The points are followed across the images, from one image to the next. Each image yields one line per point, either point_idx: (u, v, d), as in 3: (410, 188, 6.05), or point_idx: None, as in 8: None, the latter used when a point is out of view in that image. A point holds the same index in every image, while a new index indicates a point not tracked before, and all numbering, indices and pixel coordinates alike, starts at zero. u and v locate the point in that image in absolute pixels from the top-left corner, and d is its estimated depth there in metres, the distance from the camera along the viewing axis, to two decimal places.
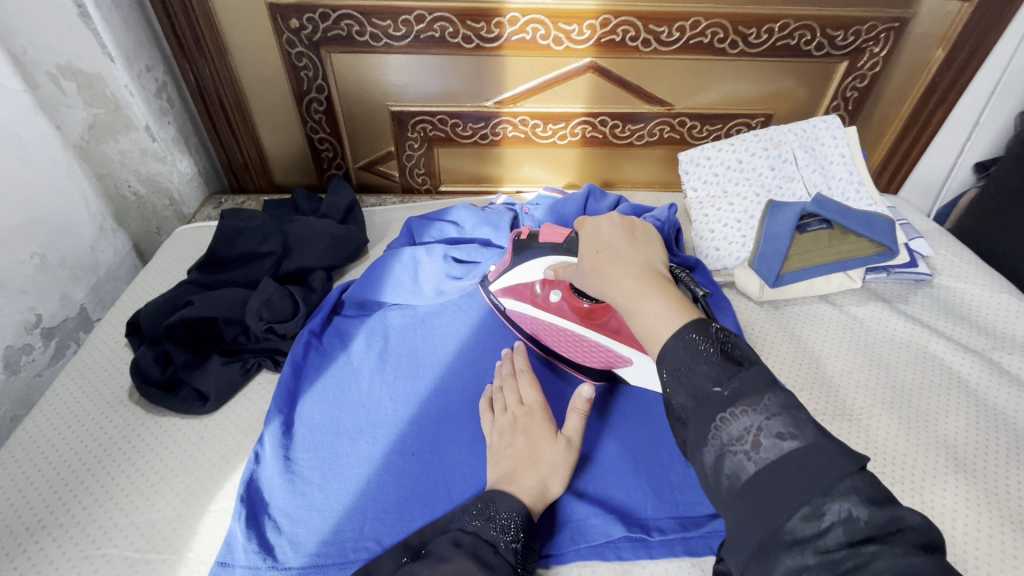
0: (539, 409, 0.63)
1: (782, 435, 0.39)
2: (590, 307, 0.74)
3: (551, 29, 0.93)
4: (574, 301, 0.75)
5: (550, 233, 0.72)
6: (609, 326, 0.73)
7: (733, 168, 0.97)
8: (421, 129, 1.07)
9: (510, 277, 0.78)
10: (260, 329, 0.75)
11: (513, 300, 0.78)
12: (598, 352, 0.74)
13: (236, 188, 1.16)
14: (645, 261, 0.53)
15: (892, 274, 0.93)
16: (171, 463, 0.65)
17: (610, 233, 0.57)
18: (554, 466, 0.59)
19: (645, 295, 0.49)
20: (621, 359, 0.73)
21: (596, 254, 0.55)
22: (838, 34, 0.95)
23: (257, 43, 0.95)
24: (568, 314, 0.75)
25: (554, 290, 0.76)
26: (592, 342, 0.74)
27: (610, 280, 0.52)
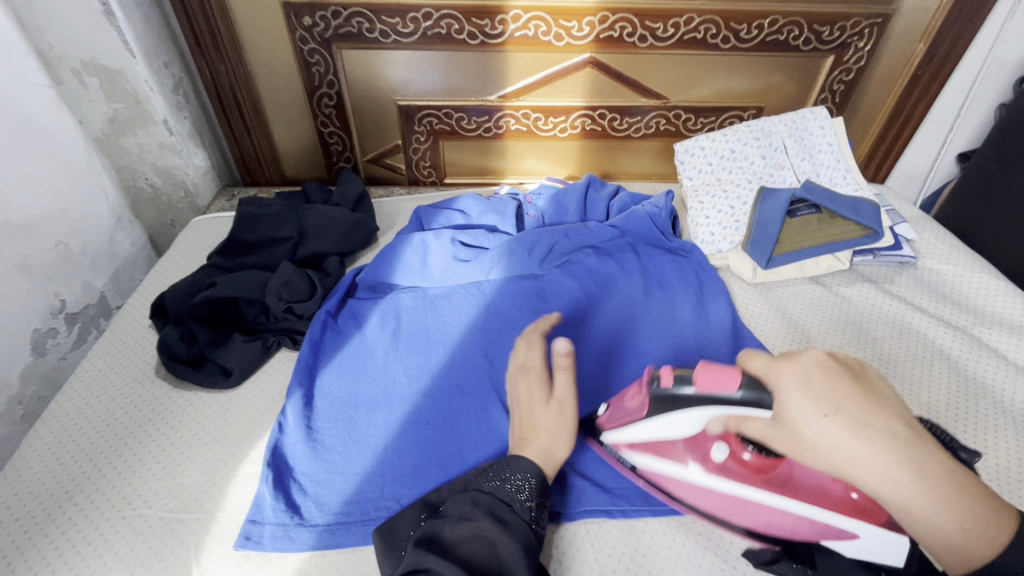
0: (534, 370, 0.62)
1: None
2: (760, 459, 0.55)
3: (552, 25, 0.97)
4: (738, 456, 0.57)
5: (711, 380, 0.56)
6: (795, 482, 0.54)
7: (726, 157, 1.02)
8: (427, 122, 1.11)
9: (637, 432, 0.63)
10: (280, 309, 0.79)
11: (645, 457, 0.63)
12: (789, 521, 0.55)
13: (247, 182, 1.20)
14: None
15: (878, 256, 0.97)
16: (199, 433, 0.69)
17: (818, 386, 0.41)
18: (550, 430, 0.58)
19: (893, 472, 0.47)
20: (836, 530, 0.52)
21: (831, 418, 0.39)
22: (825, 29, 1.00)
23: (270, 40, 0.99)
24: (733, 475, 0.57)
25: (716, 444, 0.58)
26: (772, 509, 0.55)
27: (845, 447, 0.38)
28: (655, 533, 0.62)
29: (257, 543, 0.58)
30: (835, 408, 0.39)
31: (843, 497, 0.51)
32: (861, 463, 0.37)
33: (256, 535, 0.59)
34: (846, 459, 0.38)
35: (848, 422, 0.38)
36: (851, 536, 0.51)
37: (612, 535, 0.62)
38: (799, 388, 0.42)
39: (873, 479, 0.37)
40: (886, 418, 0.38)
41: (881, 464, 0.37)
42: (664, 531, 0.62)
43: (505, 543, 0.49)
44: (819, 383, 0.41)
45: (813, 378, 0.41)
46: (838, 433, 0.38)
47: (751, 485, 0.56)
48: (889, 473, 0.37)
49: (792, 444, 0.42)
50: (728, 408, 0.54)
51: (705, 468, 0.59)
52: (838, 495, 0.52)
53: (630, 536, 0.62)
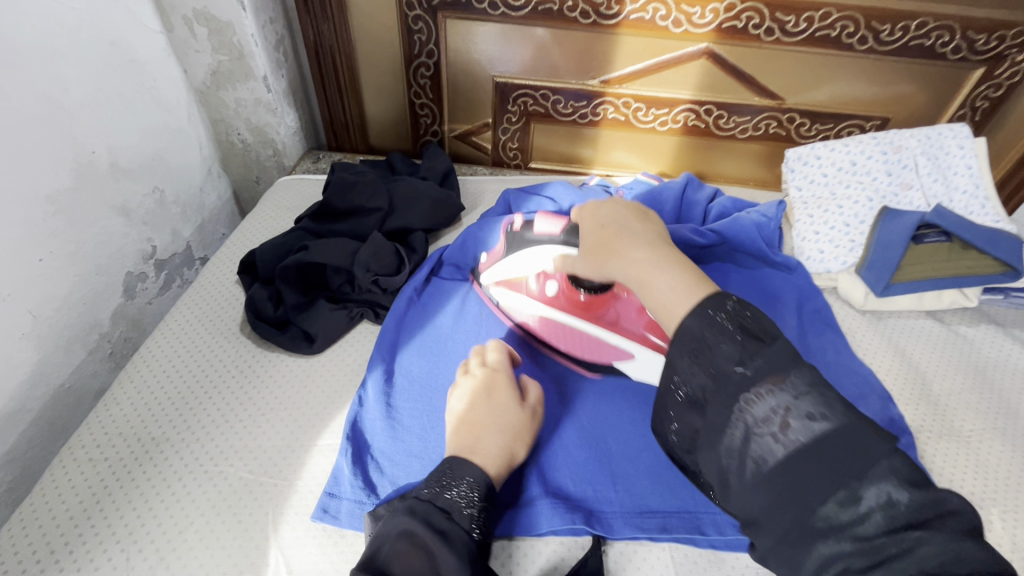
0: (504, 372, 0.62)
1: (813, 416, 0.38)
2: (586, 299, 0.73)
3: (672, 10, 0.91)
4: (573, 296, 0.74)
5: (547, 221, 0.71)
6: (615, 319, 0.74)
7: (846, 170, 0.93)
8: (522, 103, 1.06)
9: (500, 269, 0.78)
10: (367, 280, 0.77)
11: (503, 293, 0.78)
12: (594, 345, 0.73)
13: (333, 147, 1.19)
14: (649, 230, 0.55)
15: (1009, 297, 0.87)
16: (281, 396, 0.68)
17: (609, 211, 0.58)
18: (517, 432, 0.58)
19: (661, 271, 0.49)
20: (621, 352, 0.72)
21: (603, 230, 0.56)
22: (980, 37, 0.90)
23: (375, 2, 0.96)
24: (565, 307, 0.75)
25: (550, 282, 0.75)
26: (590, 334, 0.73)
27: (614, 249, 0.54)
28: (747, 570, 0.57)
29: (335, 518, 0.57)
30: (607, 222, 0.56)
31: (644, 335, 0.73)
32: (651, 270, 0.50)
33: (334, 509, 0.57)
34: (642, 273, 0.50)
35: (613, 231, 0.55)
36: (632, 356, 0.72)
37: (699, 565, 0.58)
38: (589, 216, 0.60)
39: (660, 284, 0.49)
40: (646, 228, 0.55)
41: (662, 273, 0.49)
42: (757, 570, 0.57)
43: (444, 554, 0.46)
44: (601, 209, 0.59)
45: (602, 208, 0.59)
46: (640, 252, 0.52)
47: (576, 313, 0.74)
48: (669, 282, 0.48)
49: (598, 245, 0.56)
50: (567, 248, 0.69)
51: (548, 303, 0.75)
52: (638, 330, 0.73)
53: (718, 570, 0.57)
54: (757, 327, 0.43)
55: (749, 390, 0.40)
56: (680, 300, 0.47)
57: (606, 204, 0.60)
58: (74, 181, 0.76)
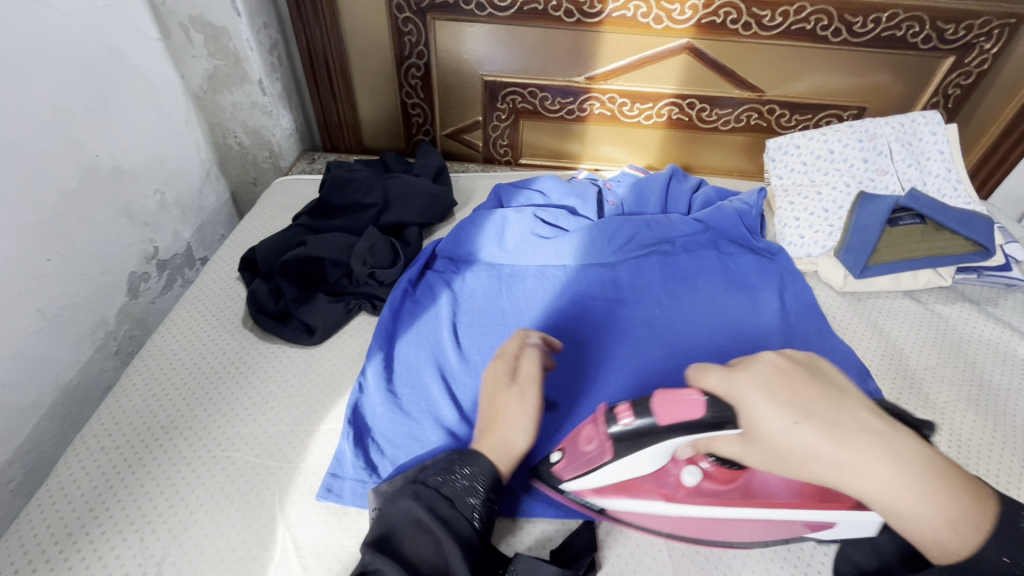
0: (500, 360, 0.61)
1: None
2: (715, 467, 0.55)
3: (653, 7, 0.94)
4: (700, 468, 0.56)
5: (674, 412, 0.48)
6: (753, 488, 0.55)
7: (824, 158, 0.96)
8: (511, 100, 1.10)
9: (598, 479, 0.55)
10: (364, 273, 0.80)
11: (620, 502, 0.57)
12: (766, 525, 0.56)
13: (328, 148, 1.22)
14: (868, 417, 0.43)
15: (982, 276, 0.90)
16: (284, 385, 0.71)
17: (786, 393, 0.44)
18: (512, 418, 0.57)
19: (875, 466, 0.41)
20: (821, 523, 0.53)
21: (789, 409, 0.43)
22: (949, 27, 0.93)
23: (366, 6, 0.99)
24: (710, 497, 0.55)
25: (684, 470, 0.56)
26: (752, 519, 0.55)
27: (823, 446, 0.42)
28: None
29: (338, 496, 0.59)
30: (808, 415, 0.42)
31: (800, 489, 0.53)
32: (896, 497, 0.41)
33: (337, 489, 0.60)
34: (897, 500, 0.41)
35: (822, 424, 0.42)
36: (833, 524, 0.52)
37: None
38: (761, 390, 0.44)
39: (911, 513, 0.41)
40: (857, 416, 0.43)
41: (906, 493, 0.41)
42: None
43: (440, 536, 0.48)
44: (782, 387, 0.44)
45: (773, 383, 0.45)
46: (832, 444, 0.42)
47: (723, 499, 0.55)
48: (929, 511, 0.41)
49: (794, 455, 0.43)
50: (708, 432, 0.48)
51: (681, 496, 0.56)
52: (783, 486, 0.54)
53: None
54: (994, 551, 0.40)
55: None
56: (955, 534, 0.41)
57: (759, 376, 0.45)
58: (79, 183, 0.78)
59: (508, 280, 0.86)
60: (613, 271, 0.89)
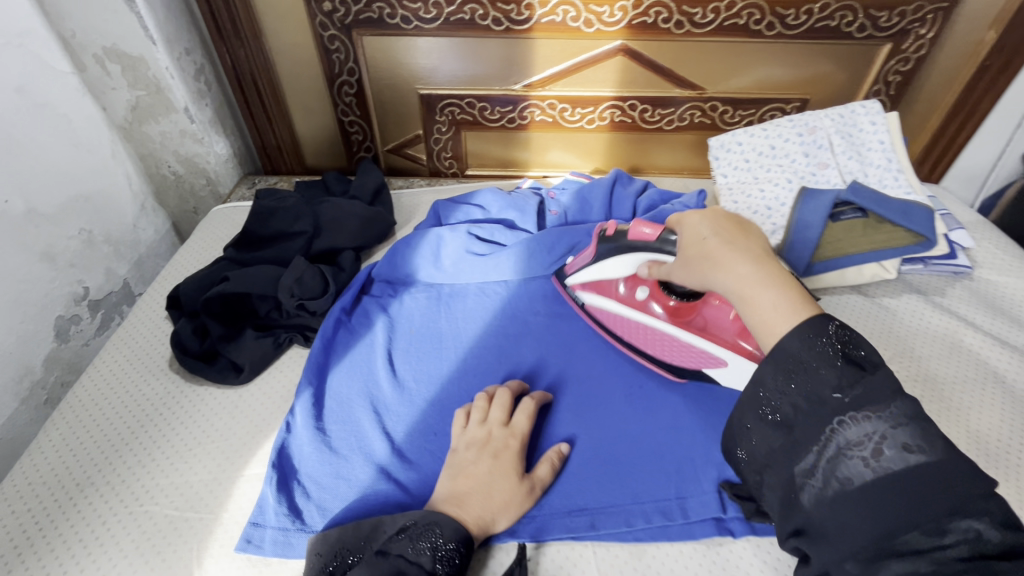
0: (519, 441, 0.63)
1: (908, 447, 0.41)
2: (676, 305, 0.75)
3: (582, 11, 0.92)
4: (660, 301, 0.76)
5: (643, 229, 0.68)
6: (701, 324, 0.74)
7: (766, 154, 0.95)
8: (449, 112, 1.07)
9: (592, 272, 0.78)
10: (292, 305, 0.78)
11: (594, 296, 0.80)
12: (685, 352, 0.73)
13: (269, 170, 1.19)
14: (753, 246, 0.54)
15: (929, 265, 0.90)
16: (209, 428, 0.69)
17: (711, 223, 0.57)
18: (507, 504, 0.59)
19: (765, 289, 0.50)
20: (713, 359, 0.70)
21: (705, 242, 0.55)
22: (882, 14, 0.92)
23: (290, 25, 0.96)
24: (656, 312, 0.76)
25: (642, 287, 0.77)
26: (680, 340, 0.73)
27: (717, 251, 0.54)
28: (667, 557, 0.59)
29: (258, 548, 0.57)
30: (719, 233, 0.55)
31: (736, 341, 0.70)
32: (752, 284, 0.50)
33: (257, 539, 0.58)
34: (747, 288, 0.51)
35: (722, 241, 0.54)
36: (724, 362, 0.70)
37: (620, 558, 0.59)
38: (700, 224, 0.58)
39: (759, 300, 0.50)
40: (750, 241, 0.54)
41: (760, 289, 0.50)
42: (677, 558, 0.59)
43: None
44: (713, 221, 0.57)
45: (716, 220, 0.57)
46: (729, 252, 0.52)
47: (670, 321, 0.75)
48: (772, 300, 0.49)
49: (695, 248, 0.56)
50: (659, 256, 0.67)
51: (639, 310, 0.77)
52: (729, 333, 0.71)
53: (639, 562, 0.59)
54: (861, 355, 0.45)
55: (847, 415, 0.43)
56: (782, 320, 0.48)
57: (693, 216, 0.59)
58: None
59: (447, 301, 0.84)
60: (554, 284, 0.87)
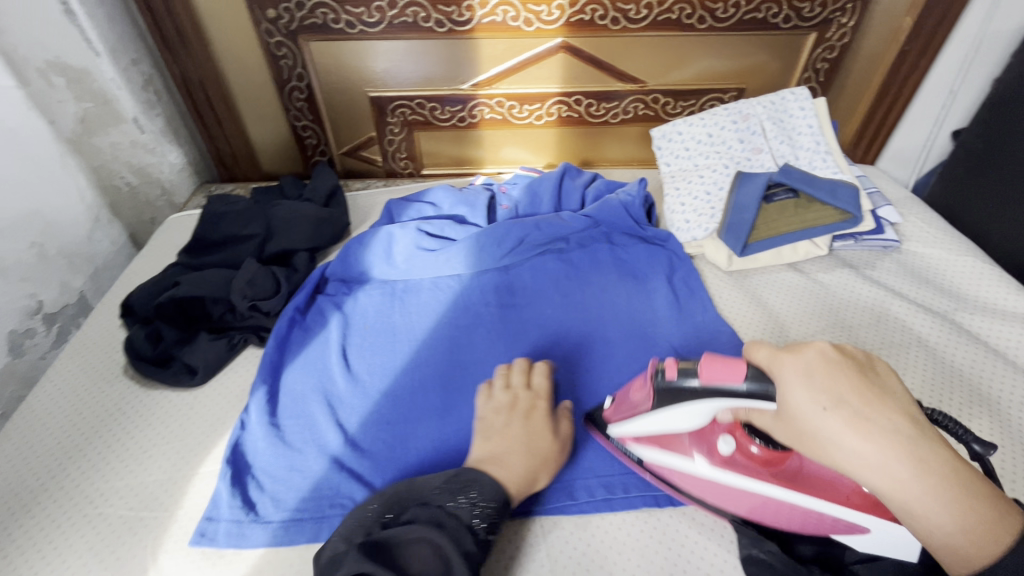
0: (545, 401, 0.66)
1: None
2: (770, 453, 0.56)
3: (521, 10, 0.95)
4: (746, 449, 0.57)
5: (718, 373, 0.50)
6: (804, 475, 0.55)
7: (704, 142, 0.99)
8: (401, 113, 1.09)
9: (639, 423, 0.61)
10: (245, 306, 0.79)
11: (651, 451, 0.63)
12: (793, 513, 0.55)
13: (225, 178, 1.20)
14: (901, 424, 0.40)
15: (859, 241, 0.95)
16: (164, 431, 0.70)
17: (821, 386, 0.43)
18: (546, 459, 0.62)
19: (936, 509, 0.39)
20: (848, 525, 0.53)
21: (831, 412, 0.41)
22: (804, 5, 0.97)
23: (236, 33, 0.98)
24: (744, 468, 0.57)
25: (723, 437, 0.58)
26: (779, 501, 0.55)
27: (847, 438, 0.41)
28: (610, 527, 0.62)
29: (212, 540, 0.59)
30: (837, 407, 0.41)
31: (854, 491, 0.52)
32: (909, 489, 0.39)
33: (211, 532, 0.60)
34: (910, 503, 0.40)
35: (851, 417, 0.41)
36: (865, 531, 0.52)
37: (566, 531, 0.61)
38: (801, 382, 0.44)
39: (926, 510, 0.39)
40: (890, 413, 0.41)
41: (927, 502, 0.39)
42: (619, 526, 0.62)
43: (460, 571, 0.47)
44: (823, 378, 0.43)
45: (815, 372, 0.44)
46: (859, 438, 0.40)
47: (758, 474, 0.56)
48: (941, 507, 0.39)
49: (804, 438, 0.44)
50: (753, 403, 0.49)
51: (712, 461, 0.59)
52: (845, 485, 0.53)
53: (584, 532, 0.61)
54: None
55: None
56: (953, 526, 0.39)
57: (793, 375, 0.45)
58: None
59: (400, 296, 0.86)
60: (505, 276, 0.90)
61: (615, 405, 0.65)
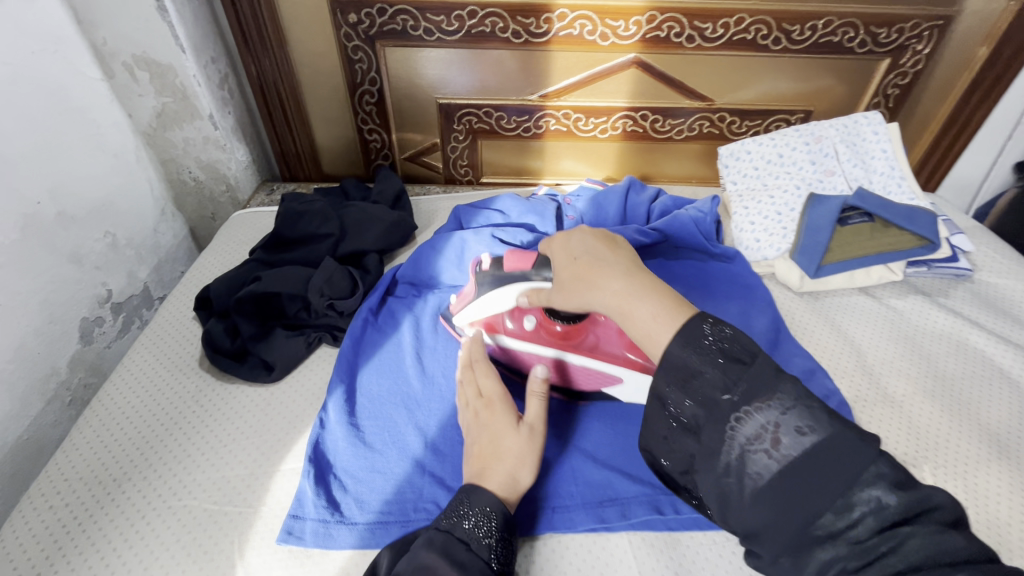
0: (500, 401, 0.61)
1: (801, 429, 0.39)
2: (566, 329, 0.72)
3: (598, 24, 0.96)
4: (549, 327, 0.72)
5: (517, 264, 0.71)
6: (596, 347, 0.72)
7: (774, 162, 0.99)
8: (467, 121, 1.10)
9: (476, 308, 0.75)
10: (322, 305, 0.79)
11: (482, 332, 0.76)
12: (582, 373, 0.73)
13: (287, 178, 1.21)
14: (623, 262, 0.53)
15: (932, 268, 0.93)
16: (242, 426, 0.69)
17: (585, 244, 0.57)
18: (514, 457, 0.57)
19: (638, 301, 0.49)
20: (608, 377, 0.72)
21: (576, 262, 0.55)
22: (882, 31, 0.96)
23: (314, 35, 0.99)
24: (545, 339, 0.73)
25: (529, 317, 0.73)
26: (574, 365, 0.72)
27: (593, 280, 0.52)
28: (700, 548, 0.61)
29: (299, 539, 0.59)
30: (582, 257, 0.55)
31: (625, 356, 0.71)
32: (627, 297, 0.50)
33: (298, 531, 0.59)
34: (624, 303, 0.50)
35: (588, 264, 0.54)
36: (620, 381, 0.72)
37: (654, 547, 0.61)
38: (561, 248, 0.58)
39: (642, 309, 0.49)
40: (616, 257, 0.54)
41: (634, 300, 0.49)
42: (710, 546, 0.61)
43: None
44: (576, 247, 0.57)
45: (582, 245, 0.57)
46: (604, 276, 0.52)
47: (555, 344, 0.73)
48: (650, 311, 0.48)
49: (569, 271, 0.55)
50: (537, 283, 0.68)
51: (525, 337, 0.73)
52: (620, 354, 0.72)
53: (674, 551, 0.60)
54: (735, 349, 0.43)
55: (740, 411, 0.41)
56: (663, 328, 0.47)
57: (568, 237, 0.59)
58: (20, 232, 0.75)
59: None
60: None
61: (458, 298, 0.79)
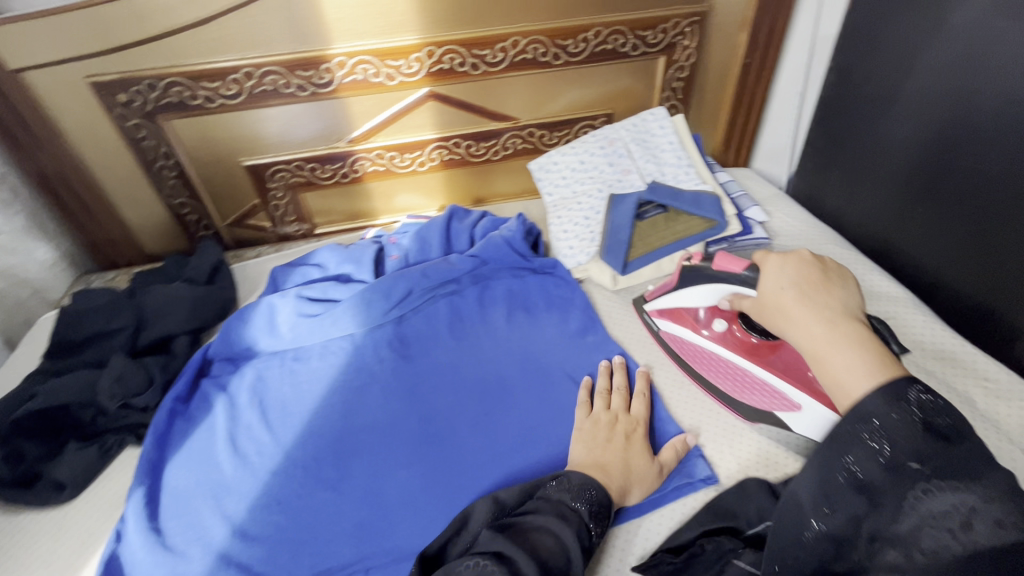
0: (626, 418, 0.70)
1: (1001, 521, 0.35)
2: (758, 341, 0.71)
3: (380, 66, 0.97)
4: (740, 332, 0.73)
5: (727, 261, 0.68)
6: (783, 365, 0.69)
7: (578, 169, 1.03)
8: (281, 178, 1.08)
9: (671, 298, 0.80)
10: (115, 406, 0.75)
11: (670, 322, 0.81)
12: (763, 391, 0.70)
13: (107, 265, 1.14)
14: (836, 304, 0.53)
15: (733, 242, 0.97)
16: (25, 561, 0.64)
17: (790, 273, 0.58)
18: (640, 478, 0.63)
19: (839, 350, 0.48)
20: (790, 402, 0.66)
21: (782, 290, 0.56)
22: (647, 33, 1.03)
23: (89, 121, 0.95)
24: (732, 345, 0.73)
25: (720, 319, 0.75)
26: (754, 376, 0.71)
27: (793, 307, 0.54)
28: None
29: None
30: (805, 288, 0.55)
31: (814, 385, 0.65)
32: (825, 342, 0.50)
33: None
34: (818, 344, 0.50)
35: (799, 294, 0.55)
36: (799, 408, 0.65)
37: None
38: (775, 272, 0.59)
39: (834, 359, 0.48)
40: (830, 299, 0.53)
41: (838, 348, 0.49)
42: None
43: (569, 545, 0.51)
44: (791, 270, 0.58)
45: (789, 267, 0.58)
46: (800, 306, 0.53)
47: (742, 352, 0.72)
48: (848, 361, 0.47)
49: (769, 299, 0.57)
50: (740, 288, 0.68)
51: (713, 337, 0.75)
52: (807, 377, 0.66)
53: None
54: (943, 425, 0.41)
55: (926, 483, 0.39)
56: (857, 381, 0.46)
57: (774, 264, 0.60)
58: None
59: (298, 368, 0.84)
60: (398, 328, 0.89)
61: (658, 286, 0.84)
